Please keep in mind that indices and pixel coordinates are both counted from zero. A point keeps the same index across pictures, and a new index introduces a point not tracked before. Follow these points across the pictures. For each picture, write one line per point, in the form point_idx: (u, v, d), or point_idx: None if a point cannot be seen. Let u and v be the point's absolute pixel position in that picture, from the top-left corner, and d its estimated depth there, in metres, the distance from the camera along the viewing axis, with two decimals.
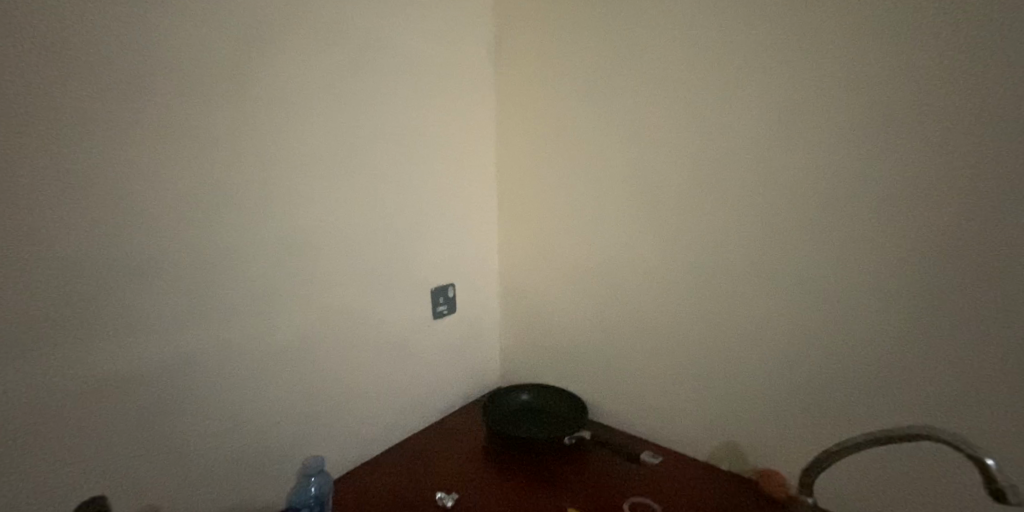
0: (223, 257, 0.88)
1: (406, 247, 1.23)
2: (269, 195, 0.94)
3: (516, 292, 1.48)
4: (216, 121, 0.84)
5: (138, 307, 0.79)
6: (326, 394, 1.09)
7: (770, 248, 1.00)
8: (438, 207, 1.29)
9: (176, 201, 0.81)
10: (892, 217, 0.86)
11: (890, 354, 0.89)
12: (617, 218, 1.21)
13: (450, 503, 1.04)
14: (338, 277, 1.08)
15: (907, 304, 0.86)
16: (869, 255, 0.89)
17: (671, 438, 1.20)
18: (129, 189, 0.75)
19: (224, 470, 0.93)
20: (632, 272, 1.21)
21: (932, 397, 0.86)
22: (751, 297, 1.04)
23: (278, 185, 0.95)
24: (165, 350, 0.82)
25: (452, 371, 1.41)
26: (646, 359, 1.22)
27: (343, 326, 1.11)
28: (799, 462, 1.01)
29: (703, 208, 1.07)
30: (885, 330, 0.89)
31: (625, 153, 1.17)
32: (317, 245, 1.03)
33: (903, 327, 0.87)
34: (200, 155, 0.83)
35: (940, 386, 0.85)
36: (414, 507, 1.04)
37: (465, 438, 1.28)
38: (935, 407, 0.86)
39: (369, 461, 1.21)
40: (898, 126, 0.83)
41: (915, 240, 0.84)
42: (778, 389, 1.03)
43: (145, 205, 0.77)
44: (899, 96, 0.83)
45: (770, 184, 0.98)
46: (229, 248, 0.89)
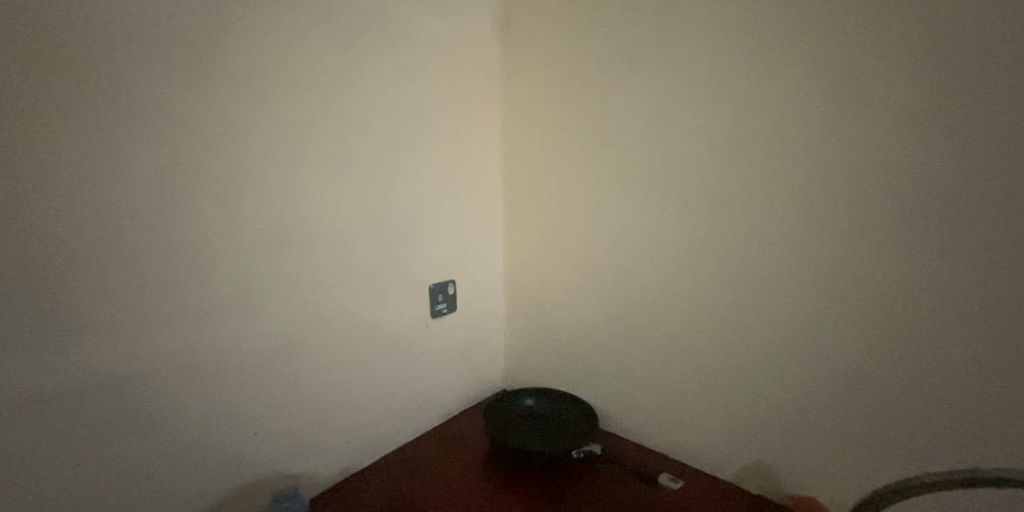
0: (197, 255, 0.79)
1: (404, 240, 1.13)
2: (241, 188, 0.83)
3: (522, 290, 1.37)
4: (180, 100, 0.74)
5: (93, 312, 0.69)
6: (311, 399, 1.00)
7: (809, 252, 0.87)
8: (439, 199, 1.19)
9: (135, 193, 0.71)
10: (957, 225, 0.73)
11: (951, 380, 0.76)
12: (632, 214, 1.10)
13: None
14: (323, 276, 0.98)
15: (975, 322, 0.73)
16: (931, 263, 0.76)
17: (690, 452, 1.10)
18: (81, 181, 0.65)
19: (199, 488, 0.85)
20: (650, 270, 1.10)
21: (1002, 431, 0.73)
22: (785, 306, 0.92)
23: (252, 174, 0.84)
24: (124, 360, 0.73)
25: (453, 374, 1.31)
26: (663, 369, 1.11)
27: (332, 325, 1.02)
28: (837, 489, 0.91)
29: (731, 205, 0.95)
30: (945, 350, 0.76)
31: (645, 141, 1.05)
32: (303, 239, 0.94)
33: (967, 352, 0.74)
34: (160, 142, 0.72)
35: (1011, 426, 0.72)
36: None
37: (465, 449, 1.19)
38: (1003, 450, 0.73)
39: (360, 471, 1.13)
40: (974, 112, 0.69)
41: (983, 254, 0.71)
42: (815, 408, 0.91)
43: (101, 198, 0.67)
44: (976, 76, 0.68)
45: (811, 179, 0.85)
46: (204, 244, 0.79)
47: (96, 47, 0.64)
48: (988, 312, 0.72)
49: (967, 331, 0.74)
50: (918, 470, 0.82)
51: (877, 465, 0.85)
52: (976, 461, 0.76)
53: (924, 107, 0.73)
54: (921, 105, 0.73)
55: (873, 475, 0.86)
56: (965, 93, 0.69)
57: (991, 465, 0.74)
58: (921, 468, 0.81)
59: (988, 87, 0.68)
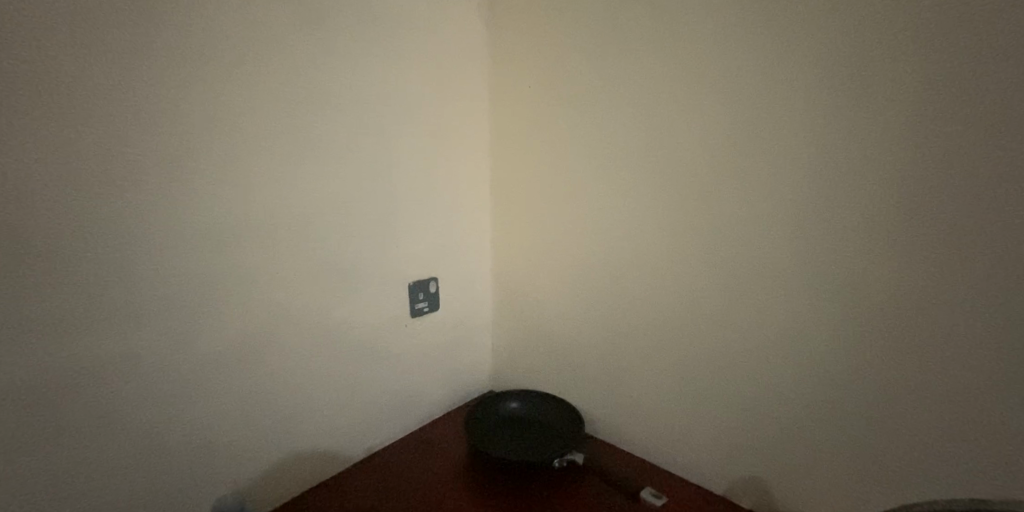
0: (136, 252, 0.73)
1: (383, 234, 1.08)
2: (192, 179, 0.78)
3: (510, 288, 1.32)
4: (121, 84, 0.68)
5: (14, 314, 0.63)
6: (278, 401, 0.96)
7: (807, 257, 0.81)
8: (421, 194, 1.14)
9: (65, 185, 0.65)
10: (965, 233, 0.66)
11: (947, 397, 0.71)
12: (621, 212, 1.05)
13: None
14: (285, 273, 0.92)
15: (974, 337, 0.68)
16: (926, 272, 0.70)
17: (679, 462, 1.06)
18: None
19: (142, 500, 0.80)
20: (637, 270, 1.04)
21: (1001, 456, 0.67)
22: (782, 313, 0.86)
23: (204, 164, 0.79)
24: (56, 365, 0.68)
25: (436, 375, 1.27)
26: (652, 375, 1.06)
27: (301, 323, 0.97)
28: (830, 505, 0.86)
29: (725, 205, 0.89)
30: (941, 367, 0.71)
31: (635, 135, 0.99)
32: (269, 233, 0.89)
33: (963, 368, 0.69)
34: (94, 132, 0.66)
35: (1010, 450, 0.67)
36: None
37: (444, 455, 1.15)
38: (1001, 475, 0.68)
39: (335, 476, 1.08)
40: (975, 110, 0.63)
41: (993, 266, 0.65)
42: (806, 420, 0.86)
43: (19, 191, 0.61)
44: (978, 70, 0.62)
45: (809, 179, 0.79)
46: (145, 242, 0.74)
47: (15, 23, 0.58)
48: (987, 327, 0.66)
49: (975, 350, 0.68)
50: (920, 495, 0.76)
51: (870, 483, 0.81)
52: (983, 489, 0.70)
53: (930, 102, 0.66)
54: (927, 99, 0.67)
55: (871, 496, 0.81)
56: (977, 88, 0.63)
57: (993, 493, 0.69)
58: (924, 492, 0.76)
59: (1002, 81, 0.61)
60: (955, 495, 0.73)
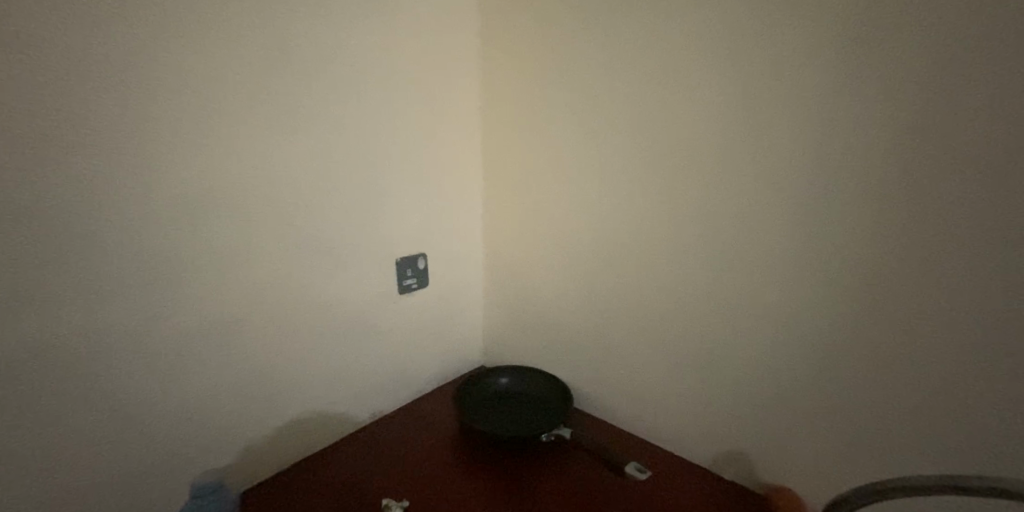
0: (105, 225, 0.70)
1: (370, 209, 1.05)
2: (164, 152, 0.74)
3: (500, 264, 1.31)
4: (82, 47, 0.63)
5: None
6: (263, 378, 0.95)
7: (803, 237, 0.79)
8: (410, 171, 1.11)
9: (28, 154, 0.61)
10: (970, 217, 0.64)
11: (927, 376, 0.72)
12: (612, 190, 1.02)
13: None
14: (267, 252, 0.90)
15: (956, 319, 0.67)
16: (913, 252, 0.69)
17: (665, 436, 1.07)
18: None
19: (125, 476, 0.80)
20: (627, 246, 1.03)
21: (975, 432, 0.69)
22: (775, 294, 0.85)
23: (176, 138, 0.75)
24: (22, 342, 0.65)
25: (426, 351, 1.27)
26: (640, 352, 1.06)
27: (285, 300, 0.95)
28: (811, 478, 0.88)
29: (720, 184, 0.87)
30: (923, 346, 0.71)
31: (628, 110, 0.96)
32: (251, 208, 0.86)
33: (944, 348, 0.69)
34: (58, 100, 0.62)
35: (983, 426, 0.68)
36: None
37: (433, 430, 1.15)
38: (975, 449, 0.69)
39: (324, 450, 1.09)
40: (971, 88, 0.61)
41: (999, 252, 0.62)
42: (790, 396, 0.87)
43: None
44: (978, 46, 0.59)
45: (808, 157, 0.76)
46: (113, 218, 0.70)
47: None
48: (969, 309, 0.66)
49: (973, 336, 0.67)
50: (900, 468, 0.77)
51: (850, 457, 0.82)
52: (971, 469, 0.70)
53: (937, 77, 0.63)
54: (938, 75, 0.63)
55: (850, 469, 0.83)
56: (992, 64, 0.58)
57: (967, 465, 0.70)
58: (912, 470, 0.76)
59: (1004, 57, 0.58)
60: (932, 468, 0.74)
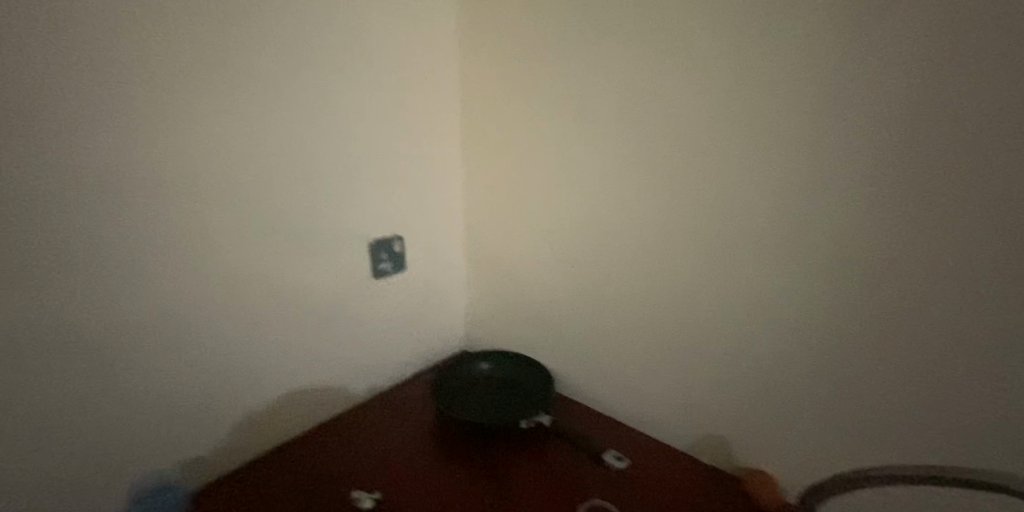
0: (41, 213, 0.62)
1: (344, 188, 0.99)
2: (104, 130, 0.65)
3: (481, 245, 1.26)
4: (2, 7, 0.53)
5: None
6: (226, 368, 0.91)
7: (790, 219, 0.76)
8: (383, 149, 1.05)
9: None
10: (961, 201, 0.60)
11: (912, 365, 0.69)
12: (596, 169, 0.98)
13: (368, 505, 0.87)
14: (229, 238, 0.84)
15: (942, 307, 0.65)
16: (900, 236, 0.66)
17: (647, 420, 1.05)
18: None
19: (77, 471, 0.76)
20: (612, 227, 0.99)
21: (956, 422, 0.67)
22: (760, 277, 0.82)
23: (119, 115, 0.66)
24: None
25: (404, 335, 1.23)
26: (625, 336, 1.03)
27: (251, 285, 0.90)
28: (789, 463, 0.87)
29: (706, 163, 0.83)
30: (908, 334, 0.68)
31: (614, 85, 0.91)
32: (211, 189, 0.80)
33: (931, 337, 0.67)
34: None
35: (965, 416, 0.66)
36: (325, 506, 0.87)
37: (410, 417, 1.13)
38: (954, 438, 0.68)
39: (297, 437, 1.06)
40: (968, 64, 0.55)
41: (989, 240, 0.59)
42: (774, 382, 0.85)
43: None
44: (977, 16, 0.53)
45: (798, 134, 0.72)
46: (48, 206, 0.62)
47: None
48: (955, 298, 0.63)
49: (960, 326, 0.64)
50: (878, 455, 0.76)
51: (830, 443, 0.81)
52: (951, 458, 0.69)
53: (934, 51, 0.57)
54: (934, 46, 0.57)
55: (829, 455, 0.81)
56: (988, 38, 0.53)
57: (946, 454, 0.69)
58: (892, 457, 0.75)
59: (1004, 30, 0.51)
60: (910, 455, 0.73)
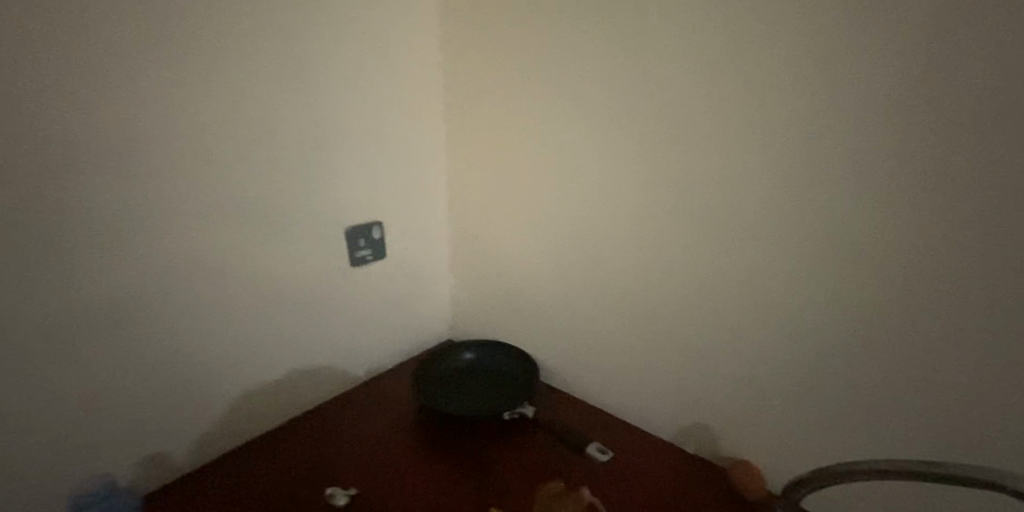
0: None
1: (318, 172, 0.95)
2: (37, 109, 0.59)
3: (466, 232, 1.22)
4: None
5: None
6: (193, 362, 0.86)
7: (782, 205, 0.72)
8: (360, 133, 1.00)
9: None
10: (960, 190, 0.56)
11: (904, 357, 0.67)
12: (584, 154, 0.94)
13: (342, 503, 0.83)
14: (189, 225, 0.79)
15: (934, 297, 0.62)
16: (893, 224, 0.63)
17: (634, 411, 1.03)
18: None
19: (30, 477, 0.71)
20: (599, 212, 0.95)
21: (946, 414, 0.65)
22: (751, 266, 0.79)
23: (54, 92, 0.60)
24: None
25: (387, 324, 1.19)
26: (613, 325, 1.00)
27: (218, 275, 0.85)
28: (777, 455, 0.85)
29: (697, 147, 0.79)
30: (900, 324, 0.66)
31: (603, 64, 0.86)
32: (167, 173, 0.74)
33: (922, 328, 0.64)
34: None
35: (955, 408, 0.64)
36: (296, 504, 0.83)
37: (391, 409, 1.09)
38: (944, 430, 0.66)
39: (272, 431, 1.03)
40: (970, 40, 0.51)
41: (988, 230, 0.56)
42: (764, 372, 0.82)
43: None
44: None
45: (793, 117, 0.68)
46: None
47: None
48: (948, 288, 0.61)
49: (953, 317, 0.61)
50: (867, 447, 0.74)
51: (819, 435, 0.79)
52: (942, 453, 0.67)
53: (936, 25, 0.53)
54: (938, 21, 0.53)
55: (818, 446, 0.79)
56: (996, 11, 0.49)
57: (932, 445, 0.68)
58: (882, 451, 0.73)
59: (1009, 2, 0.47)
60: (900, 447, 0.71)
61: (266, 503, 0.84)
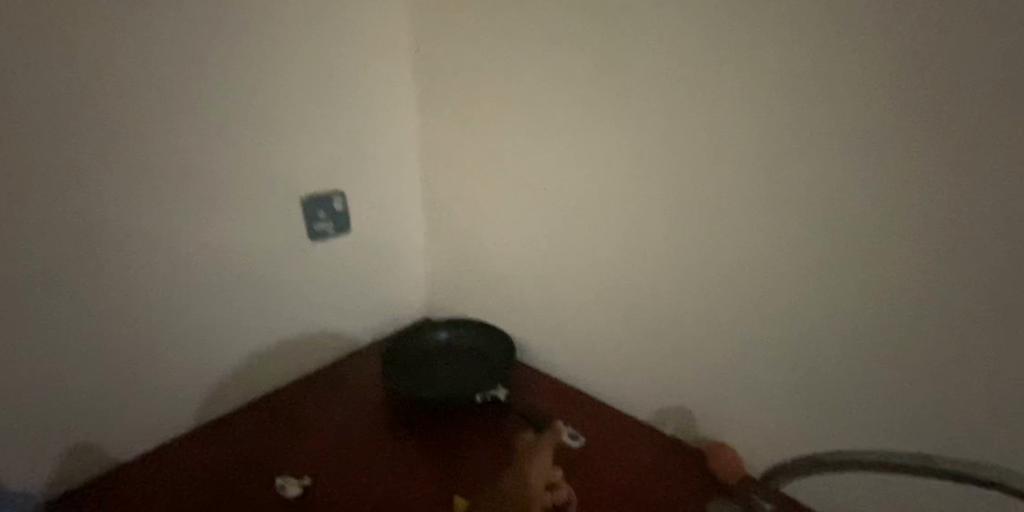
0: None
1: (263, 138, 0.88)
2: None
3: (439, 205, 1.16)
4: None
5: None
6: (128, 346, 0.80)
7: (764, 174, 0.66)
8: (312, 94, 0.93)
9: None
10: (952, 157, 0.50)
11: (886, 339, 0.62)
12: (557, 118, 0.87)
13: (293, 494, 0.78)
14: (109, 196, 0.71)
15: (918, 275, 0.57)
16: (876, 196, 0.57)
17: (610, 391, 0.99)
18: None
19: None
20: (572, 184, 0.89)
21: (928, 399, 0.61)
22: (729, 240, 0.73)
23: None
24: None
25: (354, 302, 1.13)
26: (590, 303, 0.95)
27: (150, 253, 0.78)
28: (755, 438, 0.81)
29: (673, 110, 0.72)
30: (880, 303, 0.61)
31: (573, 20, 0.78)
32: (80, 140, 0.66)
33: (905, 308, 0.59)
34: None
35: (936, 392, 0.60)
36: (245, 495, 0.78)
37: (358, 391, 1.04)
38: (925, 415, 0.62)
39: (229, 414, 0.98)
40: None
41: (976, 204, 0.50)
42: (743, 354, 0.78)
43: None
44: None
45: (773, 77, 0.61)
46: None
47: None
48: (932, 267, 0.55)
49: (936, 297, 0.56)
50: (846, 431, 0.70)
51: (798, 418, 0.75)
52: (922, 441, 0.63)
53: None
54: None
55: (795, 430, 0.76)
56: None
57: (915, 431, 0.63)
58: (860, 437, 0.69)
59: None
60: (879, 433, 0.67)
61: (213, 493, 0.79)
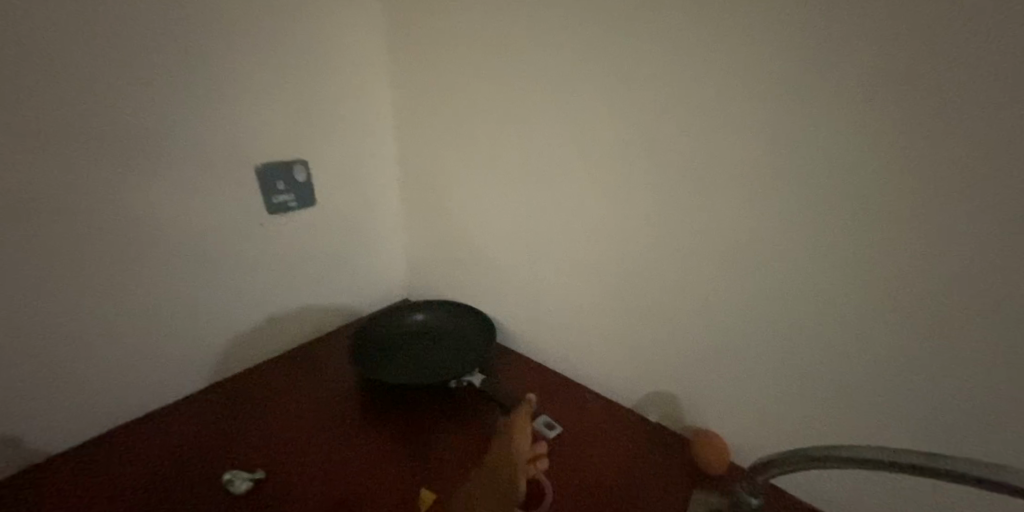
0: None
1: (211, 101, 0.80)
2: None
3: (415, 179, 1.08)
4: None
5: None
6: (58, 325, 0.73)
7: (757, 142, 0.60)
8: (269, 54, 0.85)
9: None
10: (969, 117, 0.44)
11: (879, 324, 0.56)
12: (534, 82, 0.80)
13: (243, 489, 0.72)
14: (13, 158, 0.63)
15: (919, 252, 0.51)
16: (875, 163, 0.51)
17: (592, 376, 0.94)
18: None
19: None
20: (552, 155, 0.83)
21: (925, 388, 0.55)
22: (718, 217, 0.67)
23: None
24: None
25: (323, 283, 1.07)
26: (570, 283, 0.89)
27: (81, 224, 0.71)
28: (741, 428, 0.76)
29: (656, 70, 0.66)
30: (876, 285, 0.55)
31: None
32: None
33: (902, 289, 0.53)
34: None
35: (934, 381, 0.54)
36: (192, 489, 0.73)
37: (326, 377, 0.98)
38: (922, 405, 0.56)
39: (186, 399, 0.92)
40: None
41: (989, 166, 0.44)
42: (728, 339, 0.72)
43: None
44: None
45: (763, 31, 0.55)
46: None
47: None
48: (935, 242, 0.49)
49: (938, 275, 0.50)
50: (836, 422, 0.65)
51: (786, 408, 0.69)
52: (919, 436, 0.58)
53: None
54: None
55: (783, 420, 0.70)
56: None
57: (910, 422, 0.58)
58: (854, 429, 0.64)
59: None
60: (871, 425, 0.62)
61: (156, 487, 0.73)
